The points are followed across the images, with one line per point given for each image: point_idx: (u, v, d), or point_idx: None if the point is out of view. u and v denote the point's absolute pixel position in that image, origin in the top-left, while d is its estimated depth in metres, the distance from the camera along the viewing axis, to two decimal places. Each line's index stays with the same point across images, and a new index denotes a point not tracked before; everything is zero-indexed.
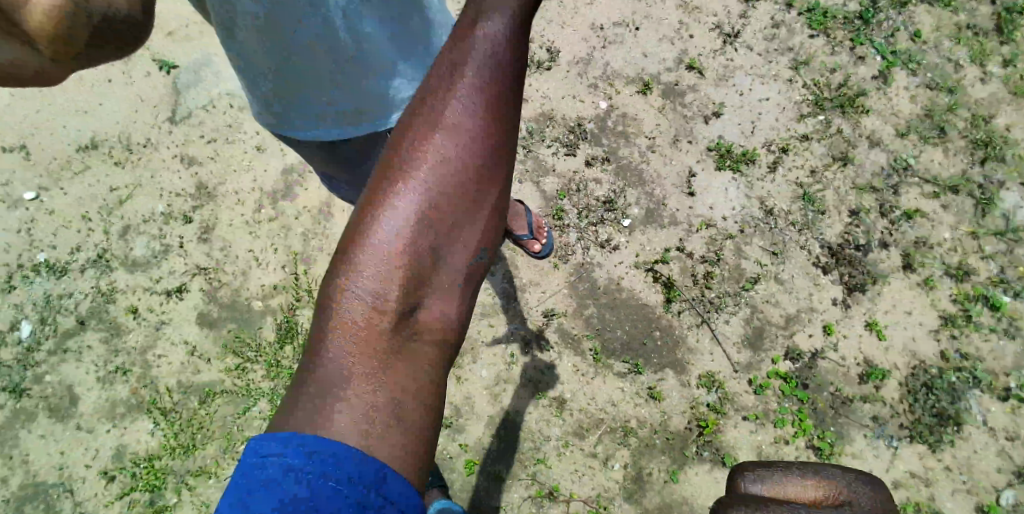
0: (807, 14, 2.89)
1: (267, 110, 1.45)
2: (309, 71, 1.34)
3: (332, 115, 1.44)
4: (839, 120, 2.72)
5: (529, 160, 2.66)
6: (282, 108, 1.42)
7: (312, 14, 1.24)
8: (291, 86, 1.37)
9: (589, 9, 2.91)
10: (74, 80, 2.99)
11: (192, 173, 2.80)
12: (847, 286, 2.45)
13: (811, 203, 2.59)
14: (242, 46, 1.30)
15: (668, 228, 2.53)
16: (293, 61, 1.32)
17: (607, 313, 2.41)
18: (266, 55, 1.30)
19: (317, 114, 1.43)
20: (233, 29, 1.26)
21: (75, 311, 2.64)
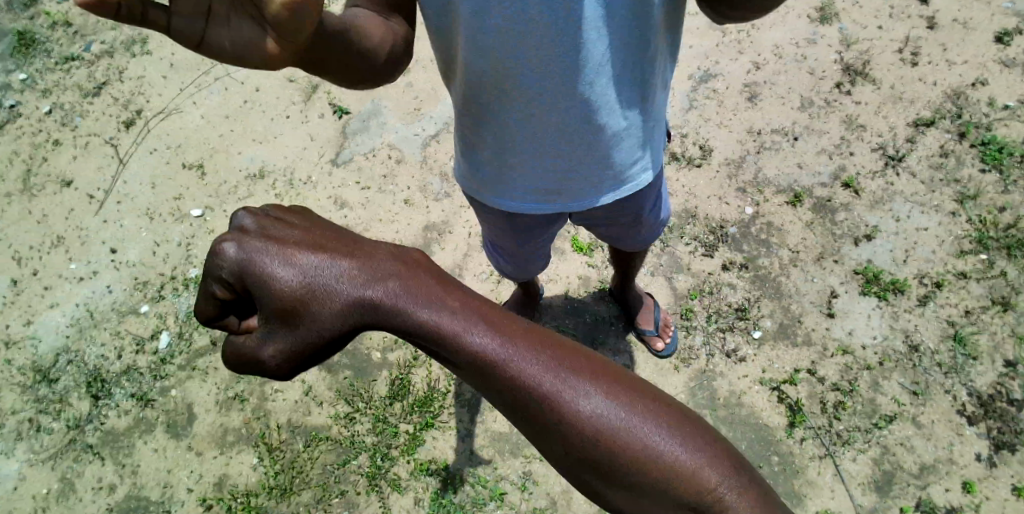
0: (981, 146, 2.77)
1: (478, 176, 1.60)
2: (526, 150, 1.47)
3: (531, 193, 1.56)
4: (1004, 263, 2.55)
5: (665, 255, 2.67)
6: (492, 177, 1.57)
7: (554, 107, 1.36)
8: (508, 158, 1.50)
9: (748, 112, 2.94)
10: (255, 113, 3.34)
11: (342, 216, 3.01)
12: (994, 442, 2.24)
13: (962, 346, 2.41)
14: (478, 116, 1.45)
15: (801, 347, 2.44)
16: (522, 134, 1.43)
17: (724, 427, 2.32)
18: (495, 124, 1.44)
19: (519, 186, 1.55)
20: (476, 100, 1.41)
21: (210, 331, 2.85)
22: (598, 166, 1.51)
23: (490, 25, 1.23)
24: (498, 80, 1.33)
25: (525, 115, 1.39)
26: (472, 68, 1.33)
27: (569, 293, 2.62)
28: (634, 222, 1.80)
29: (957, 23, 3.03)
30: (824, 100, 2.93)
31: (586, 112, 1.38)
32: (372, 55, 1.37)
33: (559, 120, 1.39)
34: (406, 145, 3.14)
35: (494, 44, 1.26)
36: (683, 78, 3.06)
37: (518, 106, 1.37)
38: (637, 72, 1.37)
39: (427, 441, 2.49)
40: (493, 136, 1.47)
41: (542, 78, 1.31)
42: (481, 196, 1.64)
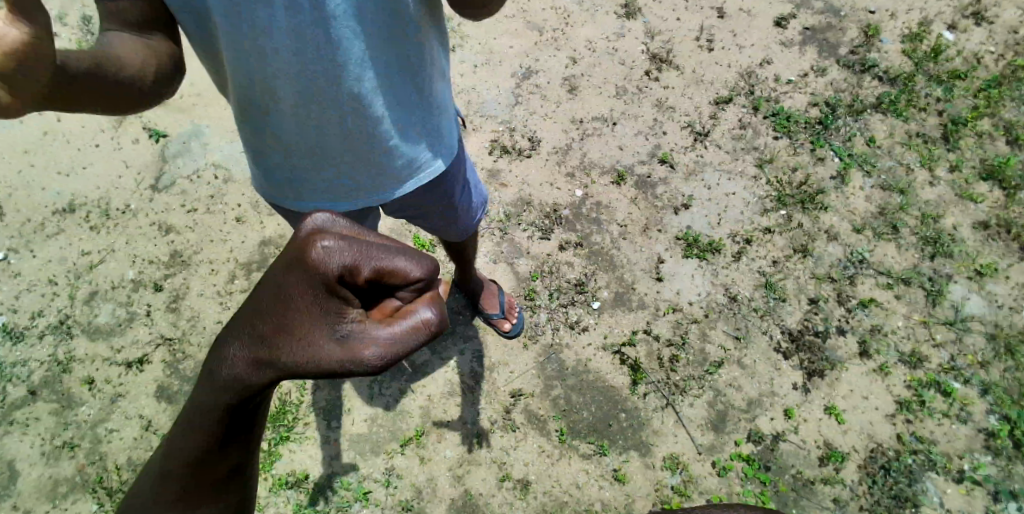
0: (773, 117, 3.11)
1: (270, 182, 1.57)
2: (310, 148, 1.46)
3: (327, 192, 1.56)
4: (800, 215, 2.88)
5: (505, 243, 2.75)
6: (284, 181, 1.55)
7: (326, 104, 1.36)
8: (294, 160, 1.49)
9: (571, 103, 3.11)
10: (57, 143, 3.02)
11: (168, 241, 2.82)
12: (807, 370, 2.52)
13: (772, 291, 2.69)
14: (255, 120, 1.43)
15: (637, 311, 2.61)
16: (301, 134, 1.43)
17: (574, 395, 2.42)
18: (274, 128, 1.43)
19: (313, 186, 1.55)
20: (249, 104, 1.39)
21: (26, 380, 2.56)
22: (389, 161, 1.53)
23: (240, 23, 1.22)
24: (263, 80, 1.32)
25: (299, 114, 1.38)
26: (235, 69, 1.32)
27: None
28: (447, 209, 1.83)
29: (743, 11, 3.39)
30: (636, 88, 3.16)
31: (361, 110, 1.39)
32: (135, 88, 1.21)
33: (333, 119, 1.40)
34: (233, 163, 2.99)
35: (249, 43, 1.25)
36: (508, 75, 3.19)
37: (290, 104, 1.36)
38: (407, 69, 1.39)
39: (285, 455, 2.37)
40: (275, 139, 1.46)
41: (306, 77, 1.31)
42: (277, 201, 1.62)
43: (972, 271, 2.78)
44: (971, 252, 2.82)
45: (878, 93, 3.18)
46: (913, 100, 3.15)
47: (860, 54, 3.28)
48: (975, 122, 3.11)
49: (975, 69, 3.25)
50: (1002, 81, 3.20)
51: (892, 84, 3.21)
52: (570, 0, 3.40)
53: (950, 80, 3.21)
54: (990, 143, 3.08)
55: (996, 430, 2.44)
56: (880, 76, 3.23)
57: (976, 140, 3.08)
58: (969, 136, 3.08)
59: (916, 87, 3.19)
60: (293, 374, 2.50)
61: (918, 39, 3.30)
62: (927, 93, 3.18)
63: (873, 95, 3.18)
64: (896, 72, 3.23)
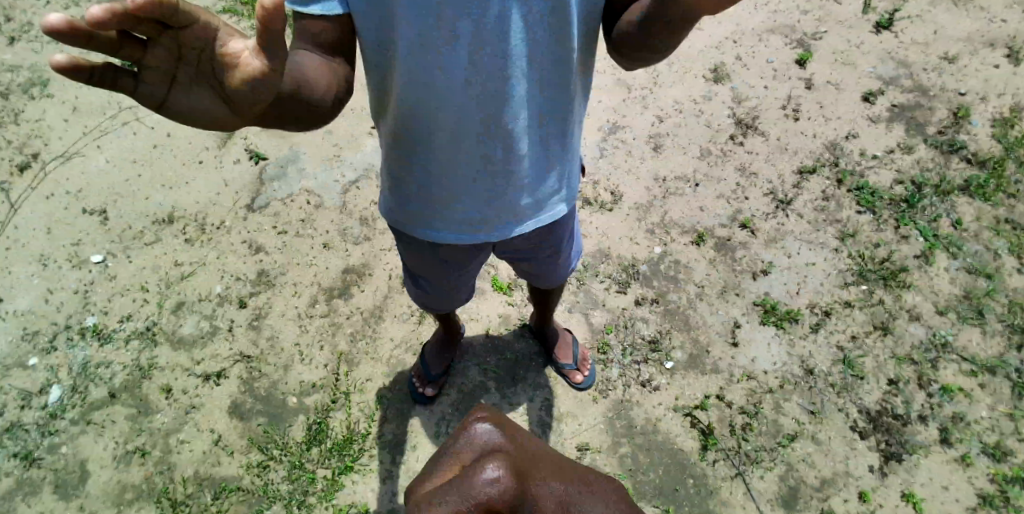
0: (856, 192, 3.08)
1: (403, 208, 1.66)
2: (456, 181, 1.54)
3: (459, 222, 1.64)
4: (881, 291, 2.82)
5: (581, 292, 2.77)
6: (417, 208, 1.63)
7: (487, 140, 1.44)
8: (436, 189, 1.57)
9: (653, 161, 3.15)
10: (166, 157, 3.23)
11: (257, 261, 2.94)
12: (885, 453, 2.44)
13: (850, 367, 2.62)
14: (408, 148, 1.50)
15: (710, 375, 2.58)
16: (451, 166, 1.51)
17: (641, 454, 2.40)
18: (425, 160, 1.50)
19: (445, 218, 1.63)
20: (407, 132, 1.46)
21: (108, 381, 2.67)
22: (520, 200, 1.62)
23: (423, 61, 1.29)
24: (429, 107, 1.38)
25: (454, 147, 1.46)
26: (401, 102, 1.39)
27: (490, 331, 2.66)
28: (549, 253, 1.92)
29: (830, 84, 3.40)
30: (720, 151, 3.19)
31: (511, 145, 1.47)
32: (320, 104, 1.26)
33: (486, 154, 1.48)
34: (325, 191, 3.12)
35: (426, 81, 1.32)
36: (595, 130, 3.25)
37: (450, 137, 1.44)
38: (558, 106, 1.48)
39: (347, 486, 2.42)
40: (420, 167, 1.53)
41: (478, 112, 1.38)
42: (403, 226, 1.70)
43: None
44: None
45: (967, 175, 3.13)
46: (1002, 185, 3.08)
47: (948, 135, 3.24)
48: None
49: None
50: None
51: (981, 168, 3.15)
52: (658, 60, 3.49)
53: None
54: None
55: None
56: (969, 158, 3.18)
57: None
58: None
59: (1007, 173, 3.13)
60: (365, 402, 2.58)
61: (1008, 124, 3.25)
62: (1018, 180, 3.11)
63: (962, 176, 3.12)
64: (986, 155, 3.17)
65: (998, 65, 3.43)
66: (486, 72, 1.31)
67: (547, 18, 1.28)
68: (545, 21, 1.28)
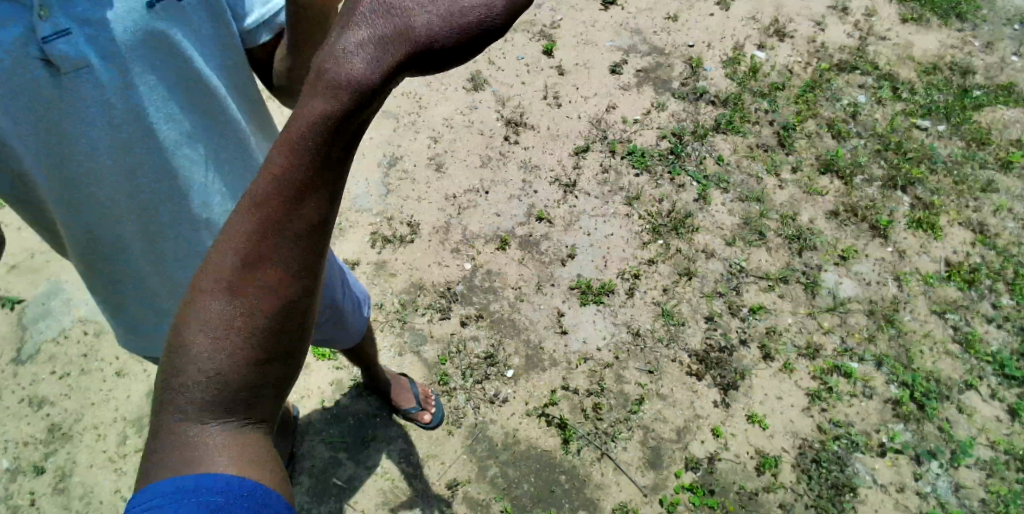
0: (629, 156, 3.32)
1: (136, 330, 1.62)
2: (173, 292, 1.53)
3: None
4: (676, 241, 3.05)
5: (408, 332, 2.72)
6: (147, 328, 1.60)
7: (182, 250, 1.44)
8: (156, 293, 1.52)
9: (440, 182, 3.18)
10: None
11: (43, 416, 2.56)
12: (722, 386, 2.62)
13: (671, 317, 2.80)
14: (108, 275, 1.47)
15: (551, 368, 2.63)
16: (159, 282, 1.49)
17: (510, 469, 2.39)
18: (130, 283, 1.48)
19: None
20: (95, 259, 1.41)
21: None
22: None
23: (73, 200, 1.27)
24: (102, 220, 1.32)
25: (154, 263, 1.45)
26: (74, 240, 1.37)
27: (326, 402, 2.52)
28: (333, 317, 1.85)
29: (578, 67, 3.64)
30: (499, 154, 3.29)
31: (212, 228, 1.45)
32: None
33: (188, 244, 1.44)
34: (102, 314, 2.79)
35: (85, 216, 1.31)
36: (373, 166, 3.24)
37: (143, 258, 1.43)
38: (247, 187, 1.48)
39: None
40: (129, 291, 1.50)
41: (158, 230, 1.38)
42: (145, 347, 1.66)
43: (837, 256, 3.04)
44: (831, 239, 3.09)
45: (715, 116, 3.48)
46: (745, 116, 3.47)
47: (689, 85, 3.59)
48: (801, 126, 3.46)
49: (789, 79, 3.64)
50: (814, 85, 3.60)
51: (725, 106, 3.52)
52: (418, 86, 3.55)
53: (771, 93, 3.58)
54: (819, 140, 3.43)
55: (900, 397, 2.63)
56: (713, 101, 3.54)
57: (806, 140, 3.42)
58: (800, 138, 3.42)
59: (745, 105, 3.53)
60: None
61: (734, 63, 3.67)
62: (755, 108, 3.52)
63: (710, 119, 3.48)
64: (725, 95, 3.55)
65: (712, 14, 3.89)
66: (146, 193, 1.31)
67: (186, 111, 1.28)
68: (188, 126, 1.29)
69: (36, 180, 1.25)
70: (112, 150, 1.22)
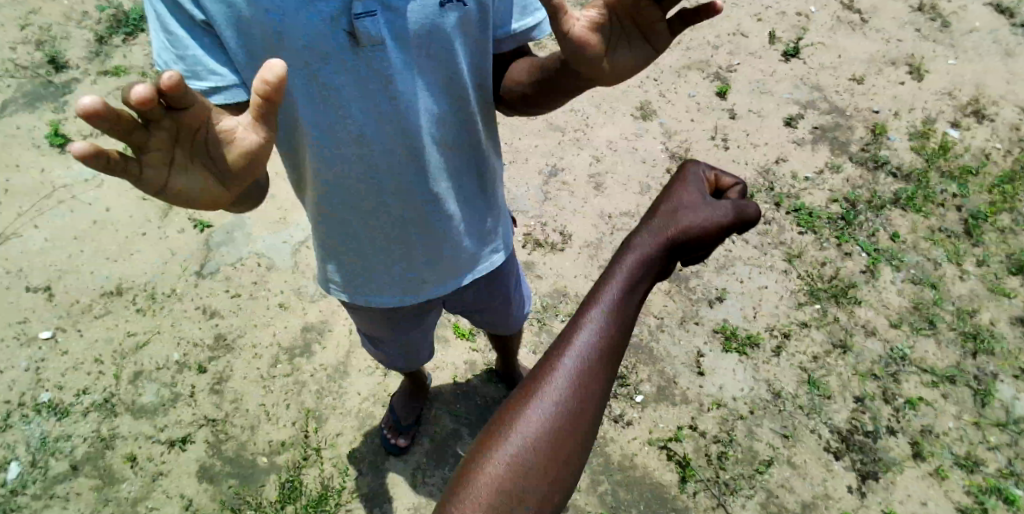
0: (795, 213, 3.18)
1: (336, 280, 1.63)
2: (386, 245, 1.54)
3: (394, 286, 1.62)
4: (834, 309, 2.88)
5: (545, 333, 2.78)
6: (349, 278, 1.61)
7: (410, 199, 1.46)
8: (370, 256, 1.56)
9: (598, 199, 3.21)
10: (107, 232, 3.15)
11: (213, 325, 2.85)
12: (860, 472, 2.45)
13: (816, 387, 2.65)
14: (333, 218, 1.49)
15: (681, 406, 2.58)
16: (377, 232, 1.51)
17: (622, 491, 2.37)
18: (351, 229, 1.50)
19: (382, 280, 1.61)
20: (329, 198, 1.44)
21: (70, 454, 2.53)
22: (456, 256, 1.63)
23: (334, 130, 1.31)
24: (353, 163, 1.37)
25: (380, 211, 1.47)
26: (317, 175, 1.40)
27: (457, 379, 2.63)
28: (502, 303, 1.95)
29: (752, 113, 3.54)
30: (661, 184, 3.27)
31: (435, 200, 1.49)
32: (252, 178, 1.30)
33: (410, 210, 1.48)
34: (274, 253, 3.08)
35: (339, 148, 1.34)
36: (535, 173, 3.32)
37: (373, 203, 1.45)
38: (474, 150, 1.52)
39: None
40: (346, 237, 1.52)
41: (397, 174, 1.40)
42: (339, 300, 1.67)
43: (1016, 368, 2.74)
44: (1012, 348, 2.79)
45: (895, 189, 3.26)
46: (930, 195, 3.23)
47: (870, 152, 3.39)
48: (995, 218, 3.16)
49: (987, 165, 3.35)
50: (1016, 176, 3.28)
51: (906, 181, 3.30)
52: (591, 104, 3.60)
53: (962, 176, 3.30)
54: (1014, 237, 3.11)
55: None
56: (894, 174, 3.32)
57: (998, 234, 3.12)
58: (991, 231, 3.13)
59: (932, 184, 3.28)
60: (337, 458, 2.49)
61: (924, 137, 3.42)
62: (942, 189, 3.26)
63: (890, 191, 3.26)
64: (909, 170, 3.32)
65: (902, 83, 3.63)
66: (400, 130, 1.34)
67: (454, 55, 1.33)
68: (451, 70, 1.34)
69: (298, 128, 1.33)
70: (384, 87, 1.28)
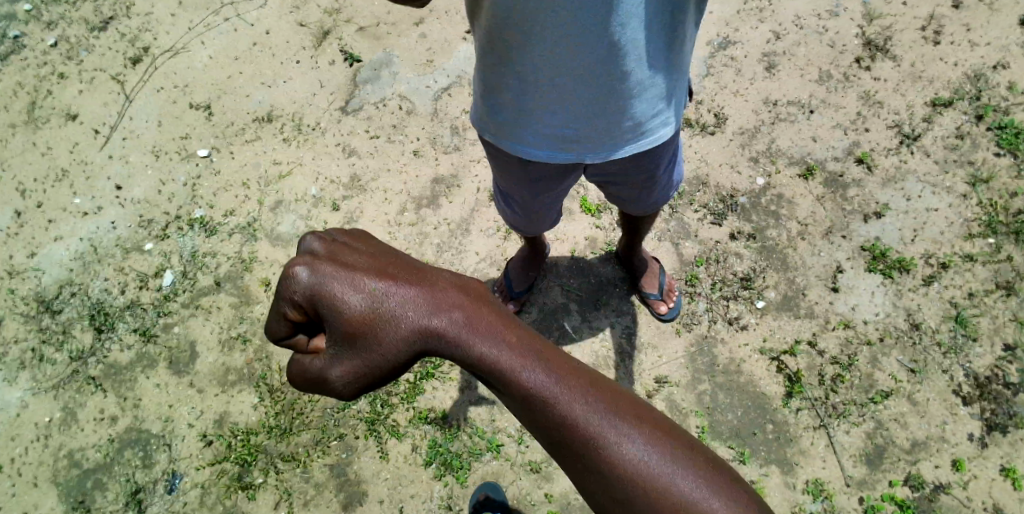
0: (998, 130, 2.74)
1: (493, 122, 1.61)
2: (548, 97, 1.48)
3: (547, 142, 1.58)
4: (1011, 248, 2.54)
5: (673, 221, 2.67)
6: (505, 123, 1.59)
7: (583, 50, 1.37)
8: (531, 99, 1.50)
9: (766, 82, 2.90)
10: (264, 56, 3.27)
11: (350, 164, 2.98)
12: (987, 423, 2.28)
13: (962, 327, 2.43)
14: (503, 57, 1.45)
15: (803, 319, 2.46)
16: (542, 81, 1.45)
17: (722, 393, 2.36)
18: (518, 72, 1.46)
19: (535, 133, 1.57)
20: (503, 34, 1.40)
21: (214, 271, 2.84)
22: (618, 115, 1.52)
23: None
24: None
25: (551, 59, 1.40)
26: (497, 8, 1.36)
27: (575, 253, 2.63)
28: (646, 182, 1.85)
29: (983, 3, 2.96)
30: (842, 75, 2.89)
31: (614, 47, 1.37)
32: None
33: (586, 57, 1.39)
34: (417, 97, 3.09)
35: None
36: (703, 43, 3.01)
37: (545, 48, 1.38)
38: (668, 11, 1.36)
39: (428, 391, 2.51)
40: (512, 79, 1.48)
41: (578, 17, 1.31)
42: (492, 141, 1.67)
43: None
44: None
45: None
46: None
47: None
48: None
49: None
50: None
51: None
52: None
53: None
54: None
55: None
56: None
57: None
58: None
59: None
60: None
61: None
62: None
63: None
64: None
65: None
66: None
67: None
68: None
69: None
70: None
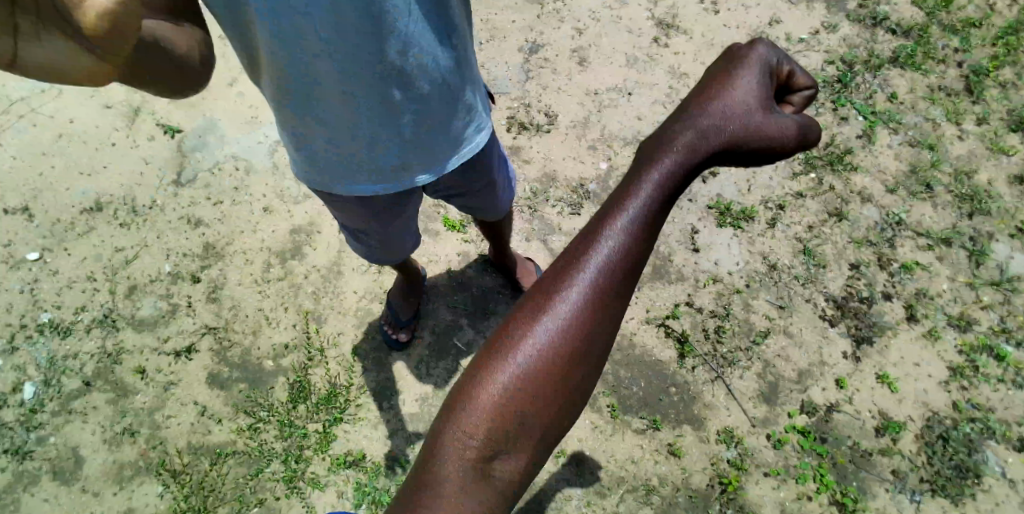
0: None
1: (314, 176, 1.58)
2: (359, 140, 1.47)
3: (375, 179, 1.57)
4: (830, 177, 2.80)
5: (536, 221, 2.72)
6: (327, 175, 1.56)
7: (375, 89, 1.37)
8: (343, 149, 1.49)
9: (581, 76, 3.05)
10: (76, 146, 2.98)
11: (199, 234, 2.79)
12: (856, 339, 2.48)
13: (812, 257, 2.64)
14: (301, 112, 1.42)
15: (677, 284, 2.57)
16: (348, 127, 1.44)
17: (623, 370, 2.41)
18: (322, 125, 1.44)
19: (360, 174, 1.56)
20: (292, 92, 1.37)
21: (80, 372, 2.54)
22: (434, 138, 1.54)
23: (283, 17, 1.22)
24: (309, 53, 1.28)
25: (347, 105, 1.39)
26: (277, 70, 1.33)
27: (452, 269, 2.62)
28: (485, 187, 1.87)
29: None
30: (647, 55, 3.09)
31: (404, 80, 1.38)
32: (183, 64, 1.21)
33: (381, 95, 1.39)
34: (251, 154, 2.97)
35: (292, 37, 1.25)
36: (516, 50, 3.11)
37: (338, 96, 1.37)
38: (442, 30, 1.39)
39: (341, 436, 2.39)
40: (318, 132, 1.46)
41: (358, 61, 1.31)
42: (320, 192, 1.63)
43: (1012, 228, 2.72)
44: (1010, 207, 2.75)
45: (894, 47, 3.08)
46: (930, 51, 3.06)
47: (868, 8, 3.17)
48: (997, 72, 3.02)
49: (987, 16, 3.14)
50: (1020, 27, 3.10)
51: (906, 38, 3.11)
52: None
53: (965, 29, 3.11)
54: (1016, 92, 2.99)
55: None
56: (894, 30, 3.12)
57: (999, 90, 2.99)
58: (993, 87, 3.00)
59: (932, 39, 3.10)
60: (342, 356, 2.52)
61: None
62: (944, 44, 3.09)
63: (889, 49, 3.08)
64: (908, 25, 3.12)
65: None
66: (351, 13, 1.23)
67: None
68: None
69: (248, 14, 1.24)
70: None
